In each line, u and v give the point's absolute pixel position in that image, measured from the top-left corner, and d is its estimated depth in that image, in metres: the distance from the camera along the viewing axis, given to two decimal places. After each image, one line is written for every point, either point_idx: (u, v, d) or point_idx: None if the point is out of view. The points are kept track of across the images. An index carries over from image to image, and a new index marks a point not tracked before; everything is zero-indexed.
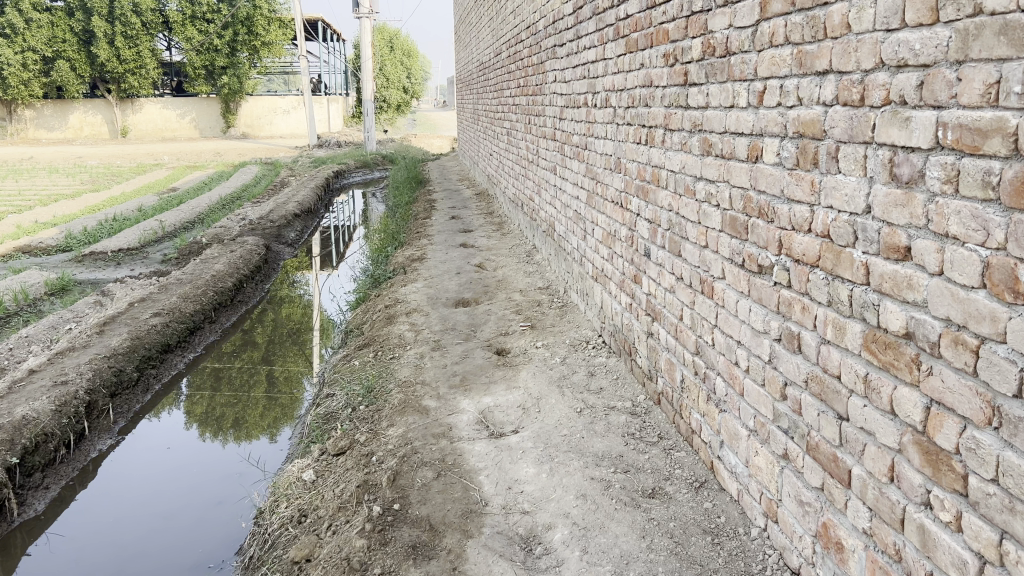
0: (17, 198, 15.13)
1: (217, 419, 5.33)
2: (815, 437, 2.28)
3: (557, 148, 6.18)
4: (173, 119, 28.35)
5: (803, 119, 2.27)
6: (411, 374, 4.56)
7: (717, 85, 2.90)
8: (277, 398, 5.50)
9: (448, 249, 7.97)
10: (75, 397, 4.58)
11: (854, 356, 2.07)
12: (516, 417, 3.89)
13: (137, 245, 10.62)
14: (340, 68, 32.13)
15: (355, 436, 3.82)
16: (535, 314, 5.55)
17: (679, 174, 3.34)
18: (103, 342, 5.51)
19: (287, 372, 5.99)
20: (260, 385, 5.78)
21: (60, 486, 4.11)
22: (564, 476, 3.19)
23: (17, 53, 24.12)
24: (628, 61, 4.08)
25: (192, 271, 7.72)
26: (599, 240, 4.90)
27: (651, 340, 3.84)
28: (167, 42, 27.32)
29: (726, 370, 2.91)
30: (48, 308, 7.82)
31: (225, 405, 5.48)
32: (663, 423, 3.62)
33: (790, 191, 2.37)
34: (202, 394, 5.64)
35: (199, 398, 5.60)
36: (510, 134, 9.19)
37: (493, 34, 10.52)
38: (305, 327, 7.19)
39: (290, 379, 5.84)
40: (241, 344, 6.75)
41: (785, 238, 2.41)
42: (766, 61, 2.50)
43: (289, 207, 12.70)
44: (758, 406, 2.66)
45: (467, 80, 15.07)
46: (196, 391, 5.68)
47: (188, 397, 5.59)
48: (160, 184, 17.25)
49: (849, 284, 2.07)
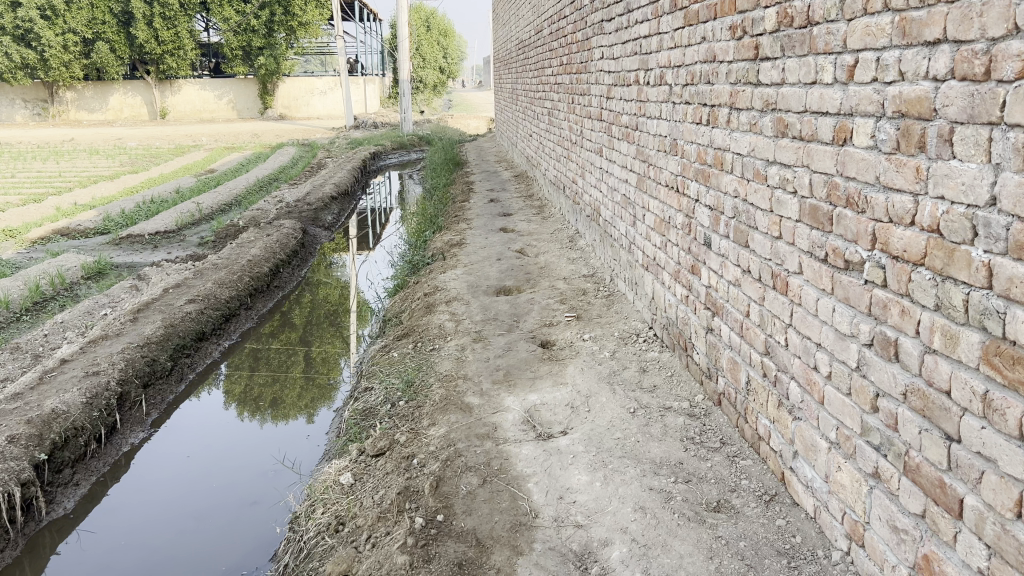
0: (58, 179, 15.21)
1: (257, 397, 5.31)
2: (915, 457, 2.02)
3: (603, 129, 5.90)
4: (211, 100, 28.44)
5: (906, 96, 1.99)
6: (453, 367, 4.35)
7: (796, 59, 2.62)
8: (314, 377, 5.51)
9: (488, 233, 7.74)
10: (107, 389, 4.43)
11: (969, 370, 1.80)
12: (565, 416, 3.65)
13: (174, 228, 10.55)
14: (377, 49, 31.96)
15: (395, 436, 3.61)
16: (580, 304, 5.31)
17: (747, 157, 3.07)
18: (136, 330, 5.37)
19: (325, 354, 5.93)
20: (297, 366, 5.78)
21: (90, 482, 3.97)
22: (620, 486, 2.95)
23: (58, 35, 24.38)
24: (687, 36, 3.80)
25: (229, 255, 7.59)
26: (650, 227, 4.63)
27: (710, 337, 3.58)
28: (205, 24, 27.01)
29: (802, 375, 2.66)
30: (85, 292, 7.74)
31: (262, 386, 5.45)
32: (725, 426, 3.36)
33: (888, 178, 2.09)
34: (241, 373, 5.63)
35: (237, 377, 5.58)
36: (551, 114, 8.90)
37: (533, 11, 10.21)
38: (342, 309, 7.07)
39: (328, 360, 5.81)
40: (280, 326, 6.71)
41: (881, 231, 2.13)
42: (858, 31, 2.22)
43: (326, 189, 12.56)
44: (841, 417, 2.40)
45: (506, 59, 14.75)
46: (235, 369, 5.69)
47: (226, 378, 5.55)
48: (198, 166, 17.24)
49: (965, 287, 1.80)
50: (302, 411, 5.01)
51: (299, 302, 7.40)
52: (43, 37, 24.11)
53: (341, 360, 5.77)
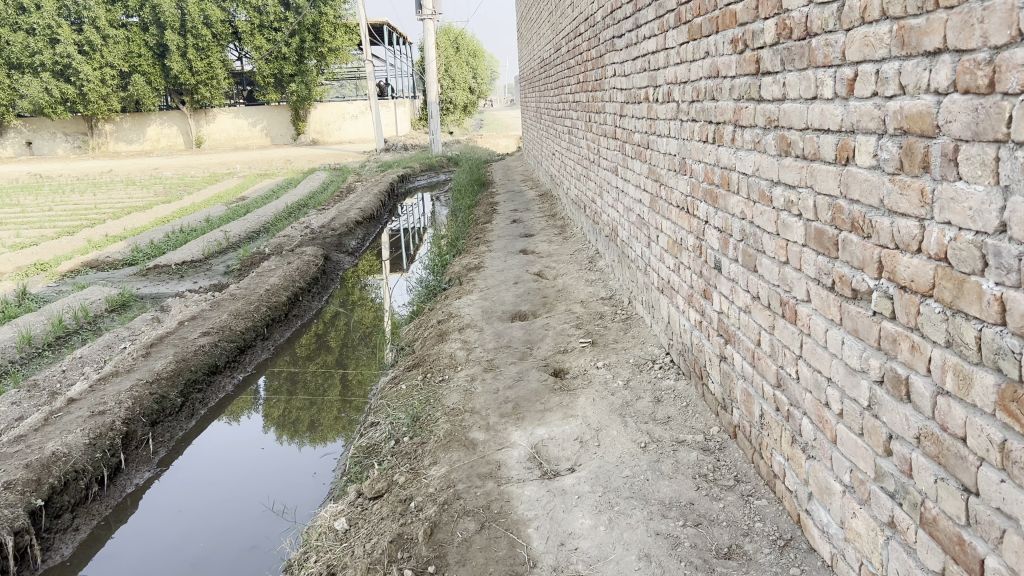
0: (93, 211, 15.41)
1: (295, 421, 5.39)
2: (931, 509, 1.82)
3: (618, 147, 5.74)
4: (245, 128, 28.80)
5: (907, 111, 1.81)
6: (460, 400, 4.20)
7: (796, 73, 2.45)
8: (351, 401, 5.47)
9: (507, 256, 7.60)
10: (111, 429, 4.36)
11: (984, 416, 1.61)
12: (573, 452, 3.49)
13: (200, 257, 10.57)
14: (407, 71, 32.15)
15: (395, 476, 3.47)
16: (597, 329, 5.14)
17: (752, 177, 2.89)
18: (147, 366, 5.32)
19: (361, 376, 5.88)
20: (335, 389, 5.76)
21: (92, 526, 3.89)
22: (625, 531, 2.78)
23: (95, 69, 24.87)
24: (691, 51, 3.64)
25: (248, 285, 7.55)
26: (664, 248, 4.46)
27: (724, 365, 3.40)
28: (237, 53, 27.38)
29: (814, 411, 2.47)
30: (107, 326, 7.74)
31: (301, 409, 5.54)
32: (741, 462, 3.17)
33: (892, 202, 1.91)
34: (279, 398, 5.73)
35: (277, 402, 5.69)
36: (571, 132, 8.75)
37: (553, 30, 10.09)
38: (377, 330, 7.06)
39: (364, 381, 5.79)
40: (315, 349, 6.79)
41: (887, 258, 1.95)
42: (856, 41, 2.05)
43: (351, 213, 12.54)
44: (854, 459, 2.20)
45: (530, 77, 14.64)
46: (274, 395, 5.78)
47: (266, 401, 5.70)
48: (229, 193, 17.39)
49: (976, 322, 1.61)
50: (340, 433, 5.02)
51: (333, 325, 7.44)
52: (81, 72, 24.58)
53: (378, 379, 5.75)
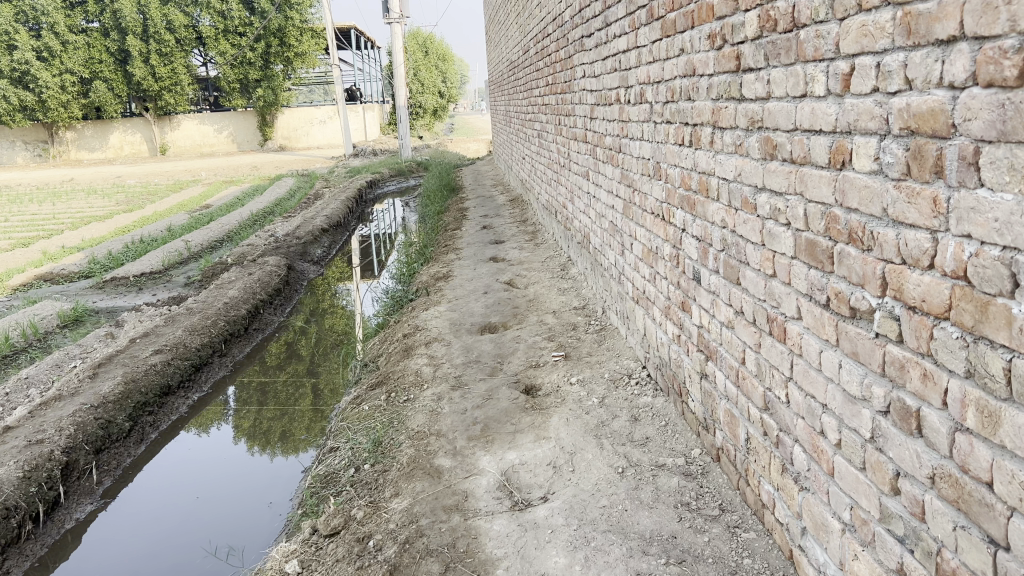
0: (50, 222, 14.87)
1: (265, 431, 5.27)
2: (950, 560, 1.60)
3: (589, 151, 5.53)
4: (211, 134, 28.27)
5: (915, 108, 1.60)
6: (426, 422, 3.95)
7: (782, 69, 2.23)
8: (320, 409, 5.34)
9: (476, 264, 7.35)
10: (50, 459, 4.06)
11: (1016, 460, 1.39)
12: (546, 478, 3.26)
13: (160, 269, 10.19)
14: (375, 77, 31.87)
15: (352, 511, 3.23)
16: (570, 341, 4.91)
17: (734, 183, 2.67)
18: (94, 388, 4.99)
19: (329, 384, 5.78)
20: (306, 399, 5.63)
21: (23, 569, 3.58)
22: (602, 570, 2.55)
23: (55, 76, 24.17)
24: (665, 49, 3.42)
25: (206, 298, 7.23)
26: (638, 257, 4.24)
27: (705, 384, 3.18)
28: (202, 58, 26.85)
29: (806, 439, 2.25)
30: (58, 343, 7.36)
31: (270, 419, 5.41)
32: (725, 488, 2.95)
33: (897, 211, 1.69)
34: (248, 408, 5.59)
35: (246, 412, 5.55)
36: (541, 136, 8.52)
37: (521, 32, 9.88)
38: (347, 336, 6.93)
39: (333, 390, 5.67)
40: (284, 358, 6.63)
41: (892, 274, 1.73)
42: (852, 33, 1.83)
43: (317, 221, 12.22)
44: (855, 495, 1.99)
45: (498, 81, 14.43)
46: (243, 404, 5.66)
47: (235, 411, 5.57)
48: (193, 201, 16.93)
49: (1005, 350, 1.40)
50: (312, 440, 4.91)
51: (302, 333, 7.26)
52: (40, 78, 23.86)
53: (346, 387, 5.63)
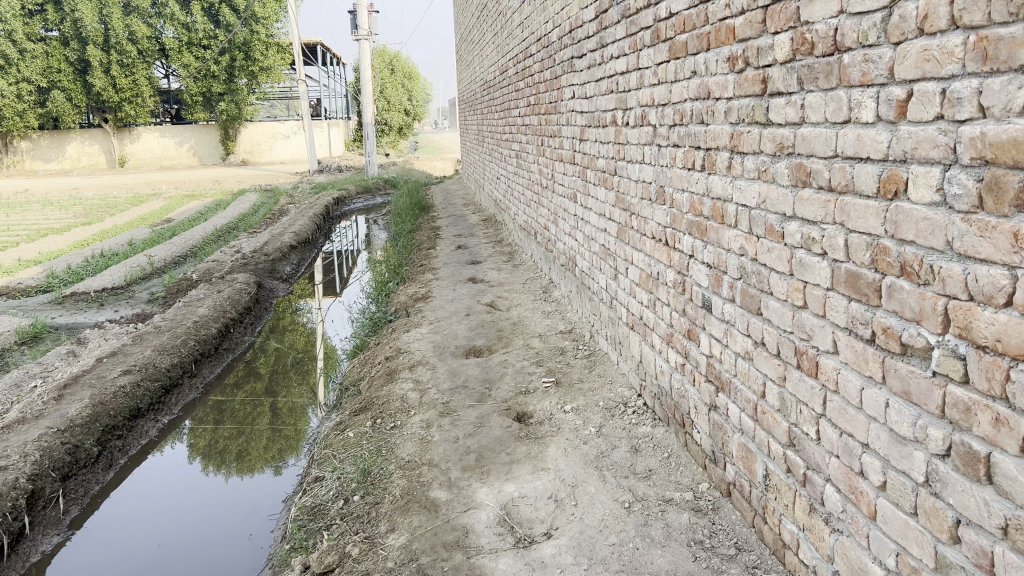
0: (4, 234, 14.33)
1: (222, 452, 5.09)
2: None
3: (577, 173, 5.44)
4: (171, 147, 27.76)
5: (991, 137, 1.52)
6: (417, 451, 3.79)
7: (821, 93, 2.15)
8: (281, 430, 5.20)
9: (456, 285, 7.21)
10: (15, 487, 3.82)
11: None
12: (548, 513, 3.12)
13: (122, 284, 9.85)
14: (341, 93, 31.64)
15: (346, 548, 3.07)
16: (559, 366, 4.79)
17: (756, 210, 2.59)
18: (59, 410, 4.73)
19: (291, 404, 5.62)
20: (263, 417, 5.50)
21: None
22: None
23: (11, 84, 23.46)
24: (673, 70, 3.34)
25: (173, 316, 6.97)
26: (634, 281, 4.15)
27: (714, 416, 3.08)
28: (165, 70, 26.39)
29: (842, 479, 2.16)
30: (15, 361, 7.03)
31: (229, 439, 5.23)
32: (739, 526, 2.85)
33: (967, 245, 1.61)
34: (206, 428, 5.41)
35: (202, 432, 5.36)
36: (520, 156, 8.41)
37: (498, 51, 9.81)
38: (310, 356, 6.74)
39: (295, 410, 5.51)
40: (245, 376, 6.43)
41: (958, 311, 1.64)
42: (909, 57, 1.75)
43: (284, 237, 11.97)
44: (904, 541, 1.89)
45: (471, 100, 14.36)
46: (200, 424, 5.47)
47: (192, 431, 5.37)
48: (155, 215, 16.50)
49: None
50: (268, 462, 4.78)
51: (263, 352, 7.08)
52: None
53: (307, 409, 5.48)
